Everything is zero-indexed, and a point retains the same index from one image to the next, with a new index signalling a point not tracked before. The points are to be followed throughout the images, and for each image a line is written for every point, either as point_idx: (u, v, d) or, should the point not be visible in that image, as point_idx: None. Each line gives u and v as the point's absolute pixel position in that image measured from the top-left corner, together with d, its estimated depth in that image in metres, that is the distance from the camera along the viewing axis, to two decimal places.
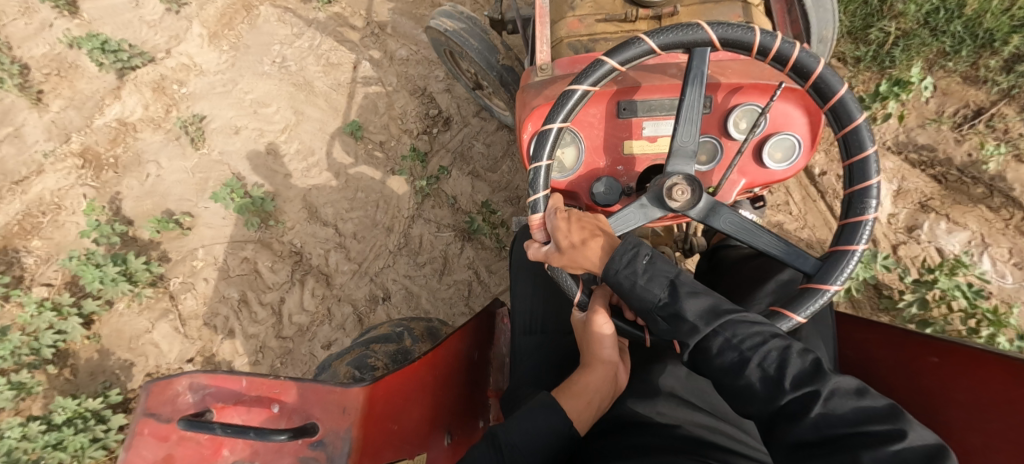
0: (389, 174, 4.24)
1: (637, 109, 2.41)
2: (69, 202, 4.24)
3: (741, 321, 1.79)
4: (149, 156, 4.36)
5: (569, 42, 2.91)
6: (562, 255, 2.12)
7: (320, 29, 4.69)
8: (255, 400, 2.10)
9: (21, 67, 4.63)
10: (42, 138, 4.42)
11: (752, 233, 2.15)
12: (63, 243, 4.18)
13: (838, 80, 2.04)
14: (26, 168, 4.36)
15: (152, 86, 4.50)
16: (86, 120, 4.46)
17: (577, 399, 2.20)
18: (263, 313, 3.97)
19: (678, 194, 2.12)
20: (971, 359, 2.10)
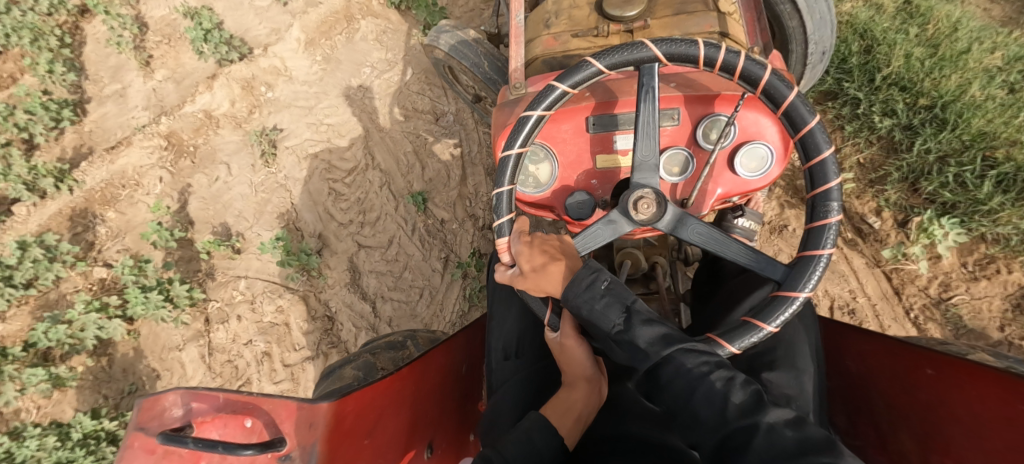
0: (442, 261, 2.59)
1: (607, 123, 1.82)
2: (147, 182, 3.25)
3: (688, 351, 1.37)
4: (224, 156, 3.12)
5: (546, 61, 2.29)
6: (519, 279, 1.64)
7: (419, 62, 2.99)
8: (233, 412, 1.43)
9: (139, 26, 3.88)
10: (140, 99, 3.66)
11: (721, 244, 1.62)
12: (134, 223, 3.22)
13: (785, 84, 1.52)
14: (122, 132, 3.58)
15: (242, 82, 3.18)
16: (183, 93, 3.45)
17: (564, 413, 1.66)
18: (281, 380, 2.44)
19: (644, 208, 1.58)
20: (956, 366, 1.50)
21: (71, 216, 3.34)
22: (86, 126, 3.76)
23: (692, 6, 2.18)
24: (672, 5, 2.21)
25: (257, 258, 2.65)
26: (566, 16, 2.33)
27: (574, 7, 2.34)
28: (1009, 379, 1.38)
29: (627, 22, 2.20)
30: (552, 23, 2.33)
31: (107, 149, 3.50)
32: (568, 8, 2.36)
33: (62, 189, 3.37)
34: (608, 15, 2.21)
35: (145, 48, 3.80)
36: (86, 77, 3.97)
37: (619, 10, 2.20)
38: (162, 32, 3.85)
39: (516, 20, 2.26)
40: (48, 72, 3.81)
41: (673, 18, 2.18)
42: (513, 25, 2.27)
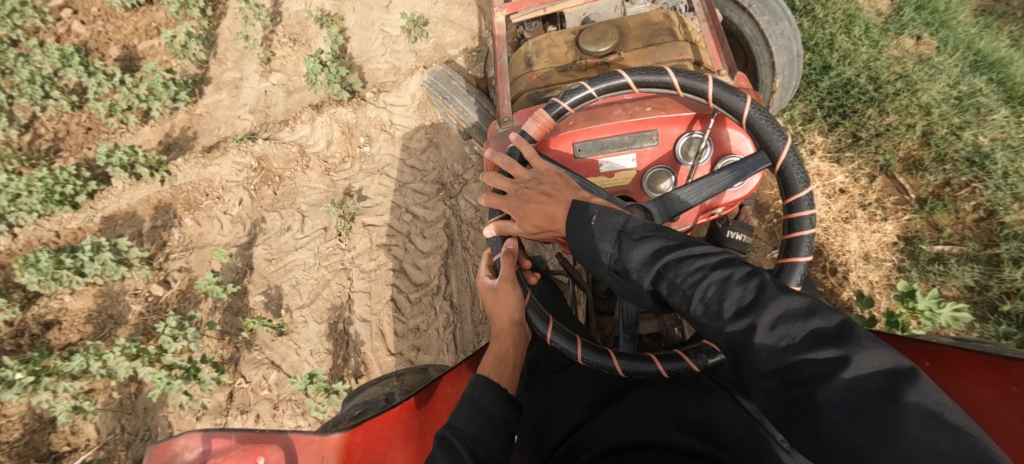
0: None
1: (594, 146, 1.75)
2: (227, 198, 3.08)
3: (682, 259, 1.22)
4: (303, 200, 2.89)
5: (528, 94, 2.33)
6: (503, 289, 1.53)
7: None
8: (244, 451, 1.38)
9: (272, 20, 3.80)
10: (253, 97, 3.56)
11: None
12: (203, 238, 3.05)
13: (740, 97, 1.54)
14: (225, 128, 3.50)
15: (345, 127, 2.93)
16: (292, 107, 3.35)
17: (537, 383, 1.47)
18: None
19: (636, 217, 1.49)
20: (955, 354, 1.37)
21: (156, 206, 3.26)
22: (198, 108, 3.71)
23: (661, 35, 2.25)
24: (641, 37, 2.27)
25: (297, 352, 2.37)
26: (545, 53, 2.38)
27: (551, 47, 2.40)
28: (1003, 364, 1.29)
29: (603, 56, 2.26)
30: (534, 60, 2.40)
31: (210, 145, 3.42)
32: (548, 45, 2.42)
33: (155, 178, 3.28)
34: (586, 49, 2.28)
35: (270, 43, 3.71)
36: (215, 53, 3.97)
37: (593, 45, 2.26)
38: (291, 28, 3.76)
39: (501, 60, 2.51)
40: (180, 46, 3.84)
41: (645, 50, 2.24)
42: (499, 64, 2.51)
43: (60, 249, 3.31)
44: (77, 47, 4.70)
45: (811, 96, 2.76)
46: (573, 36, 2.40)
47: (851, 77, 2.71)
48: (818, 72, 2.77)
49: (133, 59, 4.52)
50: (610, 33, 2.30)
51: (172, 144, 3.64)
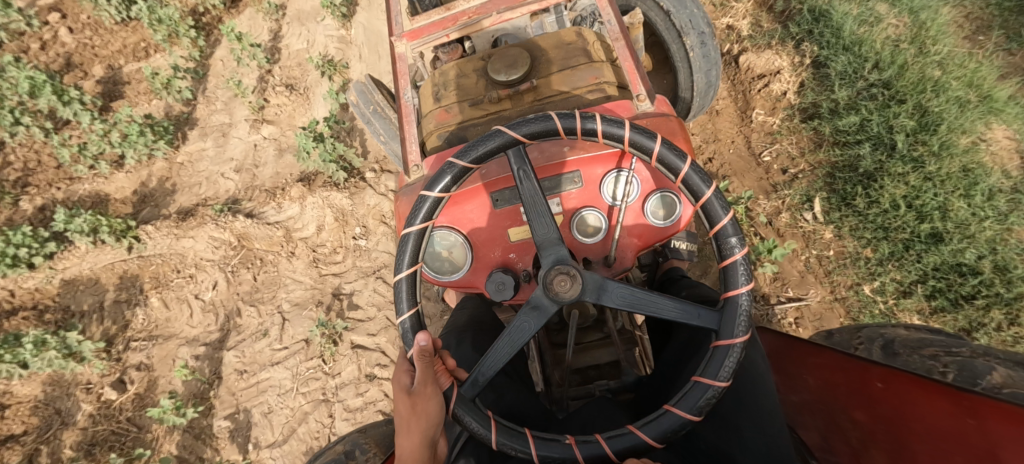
0: None
1: (513, 195, 1.65)
2: (198, 279, 2.69)
3: None
4: (284, 295, 2.51)
5: (442, 131, 2.11)
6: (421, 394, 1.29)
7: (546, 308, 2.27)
8: None
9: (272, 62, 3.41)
10: (240, 151, 3.15)
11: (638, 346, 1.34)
12: (169, 324, 2.67)
13: (680, 159, 1.36)
14: (206, 186, 3.10)
15: (338, 215, 2.56)
16: (283, 170, 2.96)
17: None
18: None
19: (563, 285, 1.32)
20: (908, 377, 1.41)
21: (121, 276, 2.86)
22: (179, 155, 3.31)
23: (576, 58, 2.09)
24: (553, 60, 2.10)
25: None
26: (455, 85, 2.17)
27: (461, 76, 2.19)
28: (946, 386, 1.32)
29: (516, 85, 2.02)
30: (445, 90, 2.18)
31: (188, 205, 3.03)
32: (456, 75, 2.21)
33: (121, 243, 2.88)
34: (498, 79, 2.04)
35: (265, 86, 3.33)
36: (205, 89, 3.59)
37: (502, 74, 2.02)
38: (289, 71, 3.38)
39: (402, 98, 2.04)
40: (163, 84, 3.45)
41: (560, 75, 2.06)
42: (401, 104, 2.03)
43: (12, 312, 2.94)
44: (60, 60, 4.30)
45: (910, 268, 2.07)
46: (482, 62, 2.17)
47: (967, 256, 2.02)
48: (924, 241, 2.07)
49: (117, 79, 4.12)
50: (519, 58, 2.07)
51: (147, 196, 3.24)
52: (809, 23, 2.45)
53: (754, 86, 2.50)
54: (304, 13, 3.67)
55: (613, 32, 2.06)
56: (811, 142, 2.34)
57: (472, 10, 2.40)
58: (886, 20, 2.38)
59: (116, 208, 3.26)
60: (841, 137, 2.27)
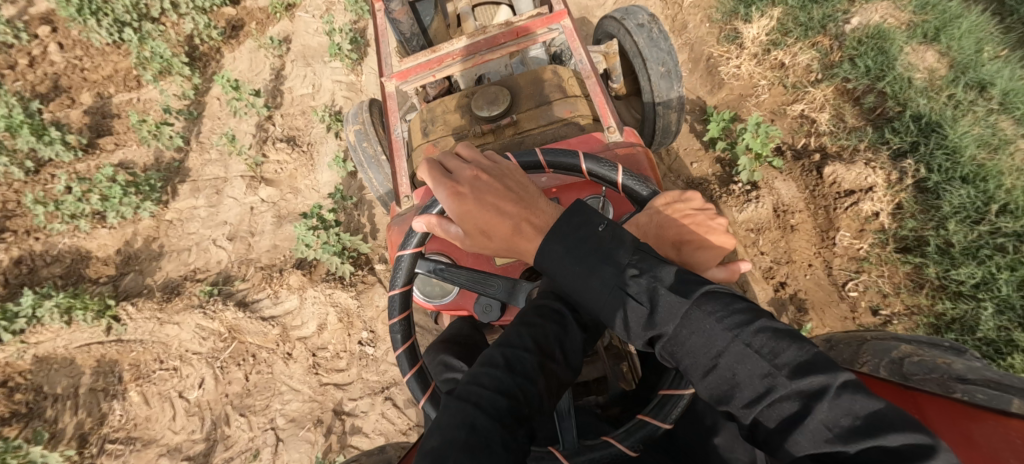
0: None
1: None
2: (182, 373, 2.39)
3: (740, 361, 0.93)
4: (278, 404, 2.21)
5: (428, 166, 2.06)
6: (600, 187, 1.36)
7: None
8: None
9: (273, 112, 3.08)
10: (235, 215, 2.82)
11: None
12: (149, 424, 2.37)
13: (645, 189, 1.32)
14: (195, 253, 2.77)
15: (342, 317, 2.27)
16: (281, 242, 2.64)
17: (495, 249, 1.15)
18: None
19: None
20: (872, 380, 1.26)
21: (99, 360, 2.55)
22: (168, 212, 2.99)
23: (551, 92, 2.04)
24: (532, 95, 2.06)
25: None
26: (442, 120, 2.10)
27: (447, 112, 2.13)
28: (910, 389, 1.18)
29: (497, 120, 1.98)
30: (430, 128, 2.15)
31: (174, 278, 2.70)
32: (443, 111, 2.13)
33: (98, 323, 2.55)
34: (479, 116, 2.01)
35: (265, 138, 3.01)
36: (199, 133, 3.26)
37: (484, 111, 1.98)
38: (292, 120, 3.06)
39: (395, 133, 2.10)
40: (151, 133, 3.14)
41: (539, 109, 2.01)
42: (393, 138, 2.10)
43: None
44: (48, 81, 3.95)
45: None
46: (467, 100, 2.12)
47: None
48: None
49: (106, 108, 3.78)
50: (501, 94, 2.03)
51: (131, 257, 2.92)
52: (919, 133, 1.98)
53: (835, 201, 2.01)
54: (311, 53, 3.35)
55: (586, 70, 2.01)
56: (910, 280, 1.91)
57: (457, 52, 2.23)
58: (1014, 143, 1.91)
59: (96, 269, 2.94)
60: (950, 285, 1.84)
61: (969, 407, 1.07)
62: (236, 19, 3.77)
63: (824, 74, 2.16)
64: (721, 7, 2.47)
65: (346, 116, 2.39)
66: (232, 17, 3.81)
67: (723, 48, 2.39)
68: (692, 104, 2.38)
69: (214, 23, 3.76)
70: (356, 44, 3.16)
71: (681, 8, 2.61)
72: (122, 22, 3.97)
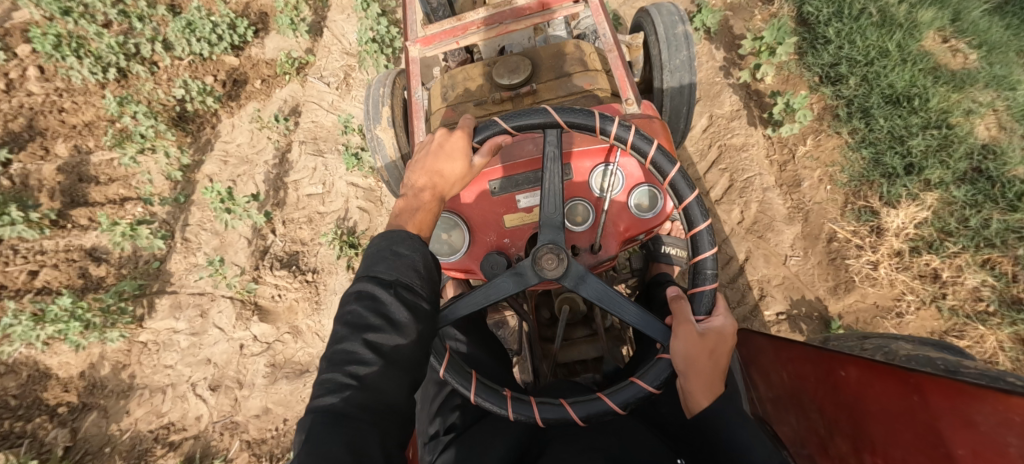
0: None
1: (508, 184, 1.66)
2: None
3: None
4: None
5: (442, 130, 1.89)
6: (708, 338, 1.24)
7: None
8: None
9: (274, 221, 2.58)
10: (221, 354, 2.34)
11: (616, 304, 1.36)
12: None
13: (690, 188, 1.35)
14: (169, 402, 2.32)
15: None
16: (273, 406, 2.23)
17: (694, 353, 1.23)
18: None
19: (550, 263, 1.35)
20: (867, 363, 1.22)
21: None
22: (142, 333, 2.50)
23: (574, 64, 1.90)
24: (552, 66, 1.91)
25: None
26: (460, 87, 1.96)
27: (467, 78, 1.97)
28: (905, 371, 1.14)
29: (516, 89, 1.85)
30: (447, 94, 1.97)
31: (143, 435, 2.28)
32: (463, 78, 1.98)
33: None
34: (498, 84, 1.88)
35: (263, 251, 2.51)
36: (186, 225, 2.75)
37: (505, 78, 1.86)
38: (296, 230, 2.54)
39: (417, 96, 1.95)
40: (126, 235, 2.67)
41: (559, 80, 1.88)
42: (412, 102, 1.97)
43: None
44: (22, 118, 3.37)
45: None
46: (488, 67, 1.98)
47: None
48: None
49: (83, 168, 3.24)
50: (523, 64, 1.89)
51: (95, 387, 2.44)
52: None
53: None
54: (324, 136, 2.83)
55: (607, 43, 1.91)
56: None
57: (481, 19, 2.06)
58: None
59: (52, 396, 2.41)
60: None
61: (969, 385, 1.04)
62: (241, 73, 3.24)
63: (1002, 310, 1.80)
64: (849, 166, 2.05)
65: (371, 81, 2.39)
66: (236, 69, 3.26)
67: (849, 228, 2.00)
68: (808, 307, 1.96)
69: (216, 76, 3.22)
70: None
71: (793, 155, 2.14)
72: (112, 58, 3.42)
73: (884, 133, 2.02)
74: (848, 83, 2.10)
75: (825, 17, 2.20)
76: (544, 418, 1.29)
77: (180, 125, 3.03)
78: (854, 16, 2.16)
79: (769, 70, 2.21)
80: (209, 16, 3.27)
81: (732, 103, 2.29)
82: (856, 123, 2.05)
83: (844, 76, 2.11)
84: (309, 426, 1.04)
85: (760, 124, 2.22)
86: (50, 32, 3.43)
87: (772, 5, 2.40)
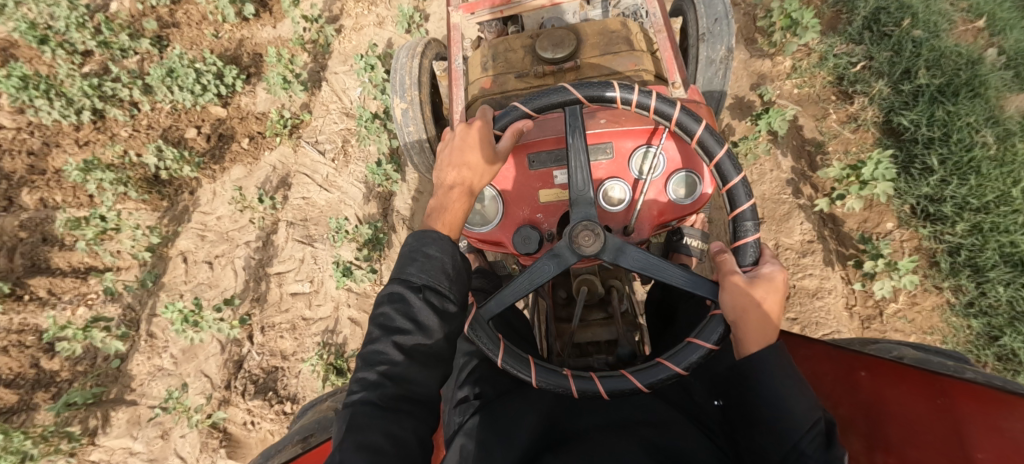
0: None
1: (548, 158, 1.51)
2: None
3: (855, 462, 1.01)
4: None
5: (481, 102, 1.77)
6: (751, 286, 1.13)
7: None
8: None
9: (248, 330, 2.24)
10: None
11: (661, 271, 1.22)
12: None
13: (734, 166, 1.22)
14: None
15: None
16: None
17: (743, 305, 1.12)
18: None
19: (586, 239, 1.22)
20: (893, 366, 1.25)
21: None
22: (94, 451, 2.17)
23: (619, 43, 1.74)
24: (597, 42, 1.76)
25: None
26: (501, 57, 1.81)
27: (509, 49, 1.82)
28: (934, 375, 1.20)
29: (559, 63, 1.71)
30: (488, 64, 1.82)
31: None
32: (504, 49, 1.83)
33: None
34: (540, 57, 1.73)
35: (238, 363, 2.19)
36: (152, 316, 2.40)
37: (547, 52, 1.70)
38: (275, 342, 2.21)
39: (454, 63, 1.89)
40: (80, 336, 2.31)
41: (605, 58, 1.73)
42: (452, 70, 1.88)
43: None
44: None
45: None
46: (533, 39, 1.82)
47: None
48: None
49: (47, 226, 2.81)
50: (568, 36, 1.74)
51: None
52: None
53: None
54: (315, 216, 2.46)
55: (658, 23, 1.79)
56: None
57: None
58: None
59: None
60: None
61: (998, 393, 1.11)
62: (228, 127, 2.86)
63: None
64: (952, 336, 1.87)
65: (399, 47, 2.25)
66: (222, 121, 2.89)
67: None
68: None
69: (200, 129, 2.85)
70: (375, 249, 2.32)
71: (881, 311, 1.93)
72: (84, 101, 2.99)
73: (1003, 302, 1.84)
74: (957, 229, 1.90)
75: (927, 139, 1.96)
76: (578, 390, 1.17)
77: (151, 188, 2.65)
78: (965, 144, 1.93)
79: (857, 204, 1.96)
80: (193, 62, 2.88)
81: (804, 231, 2.07)
82: (963, 281, 1.87)
83: (951, 218, 1.90)
84: (349, 417, 1.08)
85: (839, 263, 2.00)
86: (13, 73, 2.97)
87: (852, 105, 2.10)
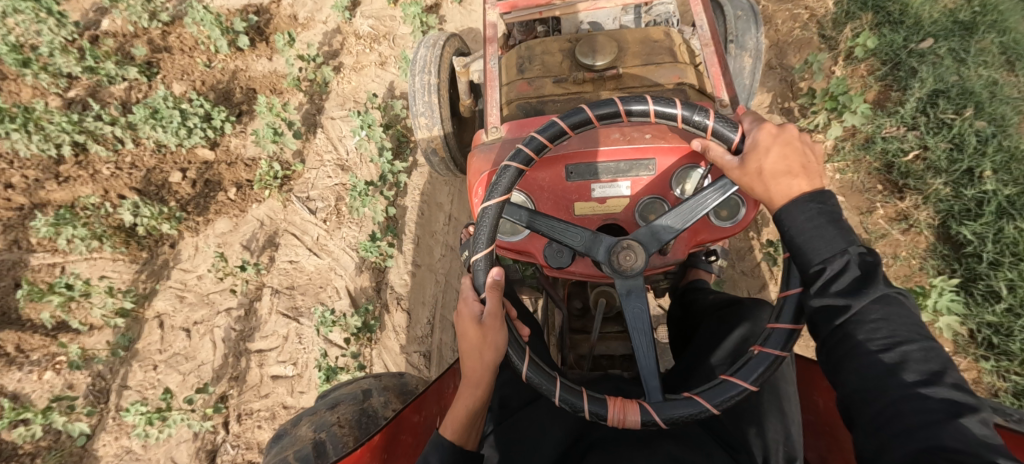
0: None
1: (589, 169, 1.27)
2: None
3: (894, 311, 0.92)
4: None
5: (515, 106, 1.56)
6: (747, 161, 1.04)
7: None
8: None
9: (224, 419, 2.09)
10: None
11: (691, 209, 1.12)
12: None
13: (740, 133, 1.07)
14: None
15: None
16: None
17: (745, 182, 1.04)
18: None
19: (629, 257, 1.09)
20: None
21: None
22: None
23: (662, 54, 1.54)
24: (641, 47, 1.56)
25: None
26: (539, 59, 1.60)
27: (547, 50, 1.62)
28: None
29: (599, 71, 1.51)
30: (524, 66, 1.61)
31: None
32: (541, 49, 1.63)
33: None
34: (579, 63, 1.54)
35: (211, 452, 2.05)
36: (123, 388, 2.22)
37: (587, 58, 1.51)
38: (253, 432, 2.08)
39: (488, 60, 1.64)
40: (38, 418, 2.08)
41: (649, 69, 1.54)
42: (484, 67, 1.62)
43: None
44: None
45: None
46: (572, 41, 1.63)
47: None
48: None
49: (20, 270, 2.43)
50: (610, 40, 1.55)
51: None
52: None
53: None
54: (302, 284, 2.30)
55: (704, 36, 1.51)
56: None
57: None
58: None
59: None
60: None
61: None
62: (215, 173, 2.64)
63: None
64: None
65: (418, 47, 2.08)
66: (209, 166, 2.67)
67: None
68: None
69: (185, 172, 2.63)
70: (365, 337, 2.15)
71: None
72: (63, 137, 2.62)
73: None
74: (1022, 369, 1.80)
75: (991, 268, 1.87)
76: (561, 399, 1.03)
77: (130, 243, 2.47)
78: None
79: None
80: (179, 103, 2.69)
81: None
82: None
83: (1017, 355, 1.80)
84: None
85: None
86: None
87: (902, 201, 2.05)
